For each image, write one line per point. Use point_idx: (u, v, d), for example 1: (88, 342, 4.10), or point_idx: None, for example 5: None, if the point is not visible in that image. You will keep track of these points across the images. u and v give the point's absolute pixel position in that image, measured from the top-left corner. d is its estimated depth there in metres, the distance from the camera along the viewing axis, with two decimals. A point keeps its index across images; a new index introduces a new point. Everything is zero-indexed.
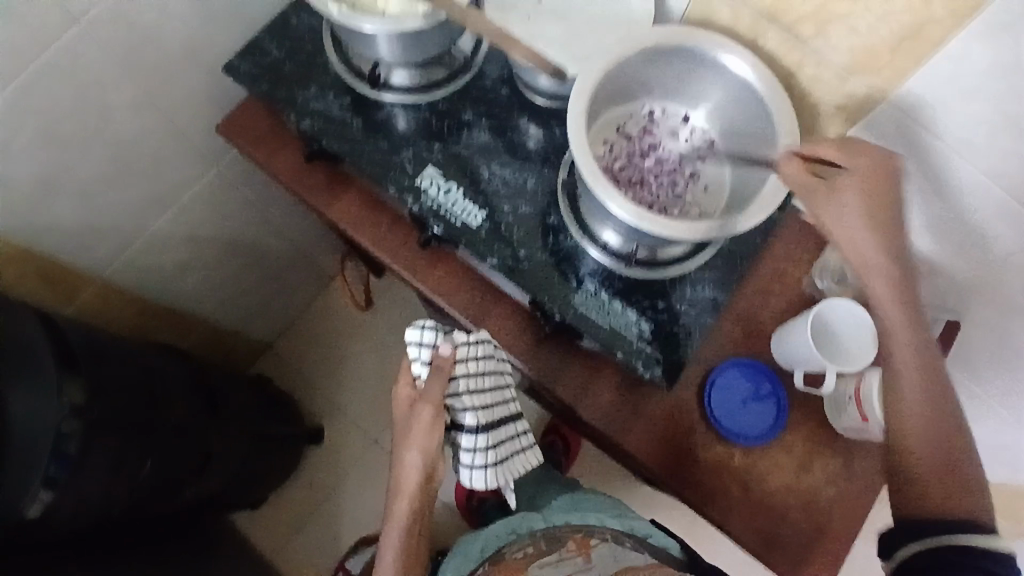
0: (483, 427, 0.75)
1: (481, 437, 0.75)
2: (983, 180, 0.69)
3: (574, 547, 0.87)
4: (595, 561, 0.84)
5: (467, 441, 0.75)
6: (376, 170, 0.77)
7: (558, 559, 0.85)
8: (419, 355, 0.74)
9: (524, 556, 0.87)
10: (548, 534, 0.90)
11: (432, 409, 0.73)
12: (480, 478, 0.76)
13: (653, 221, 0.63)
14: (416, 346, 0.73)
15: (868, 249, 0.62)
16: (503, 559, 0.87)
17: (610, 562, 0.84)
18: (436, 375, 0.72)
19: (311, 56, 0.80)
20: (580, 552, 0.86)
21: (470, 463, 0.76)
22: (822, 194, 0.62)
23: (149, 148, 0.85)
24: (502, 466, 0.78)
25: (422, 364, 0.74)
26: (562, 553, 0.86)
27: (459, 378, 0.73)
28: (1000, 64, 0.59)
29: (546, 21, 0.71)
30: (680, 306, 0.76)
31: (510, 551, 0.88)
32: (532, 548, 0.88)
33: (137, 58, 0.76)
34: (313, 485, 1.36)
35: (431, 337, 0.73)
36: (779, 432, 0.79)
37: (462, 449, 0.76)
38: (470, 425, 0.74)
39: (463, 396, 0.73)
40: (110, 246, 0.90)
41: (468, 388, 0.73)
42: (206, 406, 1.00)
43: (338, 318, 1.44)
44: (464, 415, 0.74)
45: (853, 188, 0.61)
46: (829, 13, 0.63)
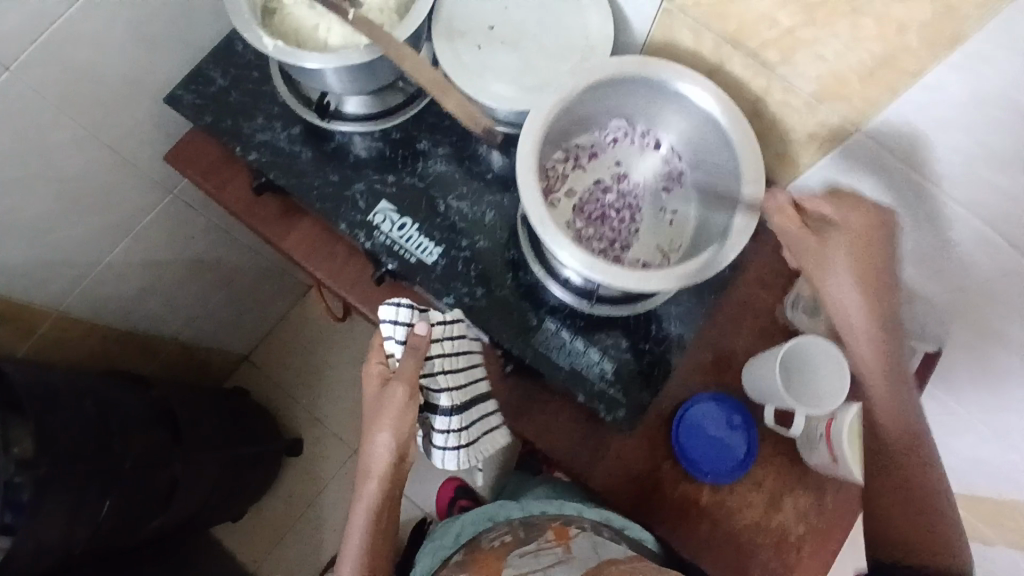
0: (457, 409, 0.69)
1: (454, 420, 0.68)
2: (967, 218, 0.63)
3: (552, 538, 0.73)
4: (576, 553, 0.70)
5: (440, 422, 0.69)
6: (326, 205, 0.75)
7: (537, 549, 0.72)
8: (393, 334, 0.66)
9: (500, 545, 0.75)
10: (527, 522, 0.79)
11: (406, 387, 0.64)
12: (452, 460, 0.70)
13: (605, 271, 0.60)
14: (391, 322, 0.66)
15: (856, 310, 0.64)
16: (477, 548, 0.76)
17: (591, 553, 0.70)
18: (410, 355, 0.64)
19: (258, 85, 0.78)
20: (559, 543, 0.72)
21: (442, 445, 0.70)
22: (823, 255, 0.63)
23: (97, 181, 0.83)
24: (474, 449, 0.71)
25: (397, 345, 0.67)
26: (540, 543, 0.73)
27: (434, 358, 0.67)
28: (978, 96, 0.53)
29: (496, 50, 0.68)
30: (646, 344, 0.73)
31: (486, 538, 0.78)
32: (508, 537, 0.76)
33: (76, 94, 0.73)
34: (293, 498, 1.34)
35: (407, 316, 0.66)
36: (749, 466, 0.76)
37: (435, 431, 0.69)
38: (443, 406, 0.68)
39: (437, 376, 0.67)
40: (65, 279, 0.88)
41: (443, 368, 0.68)
42: (170, 436, 0.98)
43: (317, 330, 1.42)
44: (438, 396, 0.68)
45: (842, 249, 0.63)
46: (796, 41, 0.60)
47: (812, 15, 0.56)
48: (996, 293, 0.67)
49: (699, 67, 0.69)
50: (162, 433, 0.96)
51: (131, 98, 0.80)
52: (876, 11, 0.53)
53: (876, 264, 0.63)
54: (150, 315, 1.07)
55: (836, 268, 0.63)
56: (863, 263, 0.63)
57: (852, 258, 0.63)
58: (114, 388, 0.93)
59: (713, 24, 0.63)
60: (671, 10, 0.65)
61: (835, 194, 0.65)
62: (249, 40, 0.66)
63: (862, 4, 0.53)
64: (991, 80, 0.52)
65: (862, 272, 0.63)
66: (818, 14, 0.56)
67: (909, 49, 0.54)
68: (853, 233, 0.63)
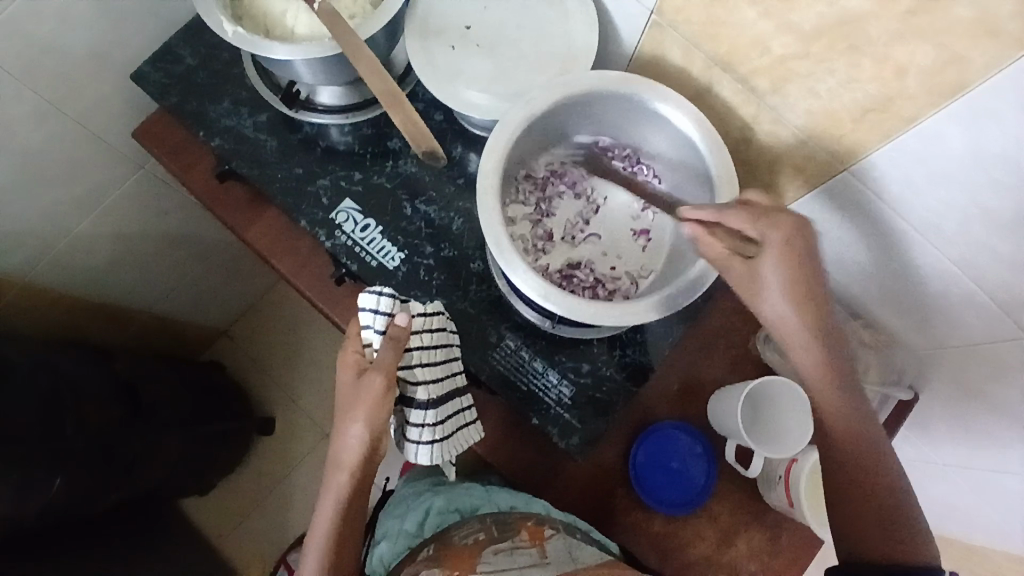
0: (434, 403, 0.63)
1: (430, 414, 0.63)
2: (952, 271, 0.59)
3: (526, 538, 0.62)
4: (552, 556, 0.59)
5: (415, 416, 0.63)
6: (288, 199, 0.72)
7: (512, 548, 0.60)
8: (372, 323, 0.60)
9: (473, 542, 0.63)
10: (499, 519, 0.68)
11: (385, 379, 0.58)
12: (425, 455, 0.64)
13: (559, 300, 0.58)
14: (370, 313, 0.59)
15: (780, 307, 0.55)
16: (446, 543, 0.64)
17: (568, 560, 0.59)
18: (389, 345, 0.58)
19: (227, 67, 0.76)
20: (533, 545, 0.61)
21: (415, 440, 0.64)
22: (749, 279, 0.55)
23: (60, 153, 0.80)
24: (449, 443, 0.66)
25: (375, 334, 0.60)
26: (514, 542, 0.62)
27: (413, 350, 0.61)
28: (978, 153, 0.49)
29: (471, 55, 0.66)
30: (608, 370, 0.70)
31: (457, 533, 0.66)
32: (483, 534, 0.65)
33: (37, 66, 0.70)
34: (263, 474, 1.35)
35: (387, 305, 0.60)
36: (707, 499, 0.73)
37: (408, 424, 0.64)
38: (419, 400, 0.62)
39: (415, 369, 0.62)
40: (29, 249, 0.85)
41: (421, 361, 0.62)
42: (129, 412, 0.96)
43: (296, 307, 1.41)
44: (414, 390, 0.62)
45: (778, 266, 0.54)
46: (788, 71, 0.56)
47: (807, 46, 0.53)
48: (979, 350, 0.64)
49: (687, 87, 0.66)
50: (121, 410, 0.94)
51: (96, 71, 0.76)
52: (876, 49, 0.49)
53: (810, 277, 0.55)
54: (124, 287, 1.06)
55: (767, 287, 0.55)
56: (797, 284, 0.54)
57: (784, 279, 0.55)
58: (77, 364, 0.91)
59: (703, 44, 0.60)
60: (661, 24, 0.62)
61: (753, 206, 0.56)
62: (212, 26, 0.63)
63: (859, 41, 0.50)
64: (994, 138, 0.47)
65: (797, 284, 0.55)
66: (813, 45, 0.52)
67: (907, 94, 0.50)
68: (779, 248, 0.54)
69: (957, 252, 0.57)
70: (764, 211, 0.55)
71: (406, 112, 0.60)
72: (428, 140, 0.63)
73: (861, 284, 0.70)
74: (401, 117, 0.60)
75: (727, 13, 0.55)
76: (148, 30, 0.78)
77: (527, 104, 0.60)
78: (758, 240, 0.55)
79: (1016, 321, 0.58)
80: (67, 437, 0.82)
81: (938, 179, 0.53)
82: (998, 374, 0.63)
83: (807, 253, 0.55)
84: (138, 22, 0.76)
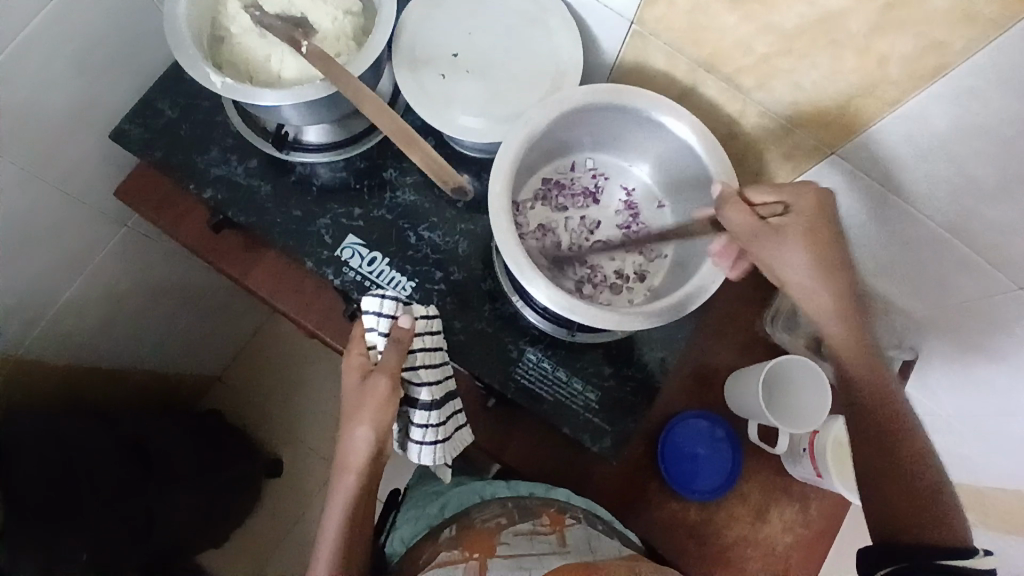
0: (437, 403, 0.63)
1: (434, 414, 0.63)
2: (943, 236, 0.62)
3: (546, 523, 0.62)
4: (571, 544, 0.58)
5: (419, 417, 0.63)
6: (291, 242, 0.72)
7: (531, 533, 0.60)
8: (376, 326, 0.61)
9: (495, 525, 0.62)
10: (521, 504, 0.66)
11: (390, 380, 0.58)
12: (428, 455, 0.64)
13: (584, 311, 0.59)
14: (374, 313, 0.61)
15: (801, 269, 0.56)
16: (467, 523, 0.63)
17: (586, 549, 0.58)
18: (393, 346, 0.59)
19: (209, 116, 0.75)
20: (553, 531, 0.61)
21: (418, 440, 0.64)
22: (768, 238, 0.56)
23: (43, 222, 0.78)
24: (449, 445, 0.66)
25: (379, 337, 0.61)
26: (534, 526, 0.61)
27: (416, 352, 0.62)
28: (960, 125, 0.52)
29: (463, 81, 0.68)
30: (630, 371, 0.72)
31: (479, 516, 0.64)
32: (504, 518, 0.63)
33: (14, 137, 0.68)
34: (277, 516, 1.32)
35: (391, 308, 0.61)
36: (735, 482, 0.75)
37: (412, 424, 0.64)
38: (423, 401, 0.63)
39: (419, 371, 0.62)
40: (19, 323, 0.82)
41: (425, 362, 0.63)
42: (141, 472, 0.94)
43: (289, 343, 1.39)
44: (417, 391, 0.62)
45: (797, 234, 0.56)
46: (772, 67, 0.58)
47: (790, 43, 0.55)
48: (974, 309, 0.67)
49: (672, 89, 0.68)
50: (134, 471, 0.92)
51: (73, 135, 0.75)
52: (858, 41, 0.52)
53: (835, 249, 0.56)
54: (117, 346, 1.03)
55: (789, 253, 0.56)
56: (818, 246, 0.55)
57: (804, 241, 0.55)
58: (83, 431, 0.89)
59: (686, 48, 0.62)
60: (642, 33, 0.63)
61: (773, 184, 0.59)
62: (196, 77, 0.61)
63: (843, 34, 0.52)
64: (978, 111, 0.50)
65: (823, 253, 0.55)
66: (796, 42, 0.55)
67: (890, 79, 0.53)
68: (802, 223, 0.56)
69: (948, 218, 0.60)
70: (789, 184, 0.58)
71: (423, 149, 0.60)
72: (455, 176, 0.62)
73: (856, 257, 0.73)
74: (420, 154, 0.60)
75: (708, 19, 0.57)
76: (120, 87, 0.77)
77: (525, 122, 0.61)
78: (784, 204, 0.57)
79: (1007, 277, 0.61)
80: (87, 506, 0.81)
81: (922, 152, 0.56)
82: (993, 326, 0.67)
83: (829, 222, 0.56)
84: (109, 80, 0.75)
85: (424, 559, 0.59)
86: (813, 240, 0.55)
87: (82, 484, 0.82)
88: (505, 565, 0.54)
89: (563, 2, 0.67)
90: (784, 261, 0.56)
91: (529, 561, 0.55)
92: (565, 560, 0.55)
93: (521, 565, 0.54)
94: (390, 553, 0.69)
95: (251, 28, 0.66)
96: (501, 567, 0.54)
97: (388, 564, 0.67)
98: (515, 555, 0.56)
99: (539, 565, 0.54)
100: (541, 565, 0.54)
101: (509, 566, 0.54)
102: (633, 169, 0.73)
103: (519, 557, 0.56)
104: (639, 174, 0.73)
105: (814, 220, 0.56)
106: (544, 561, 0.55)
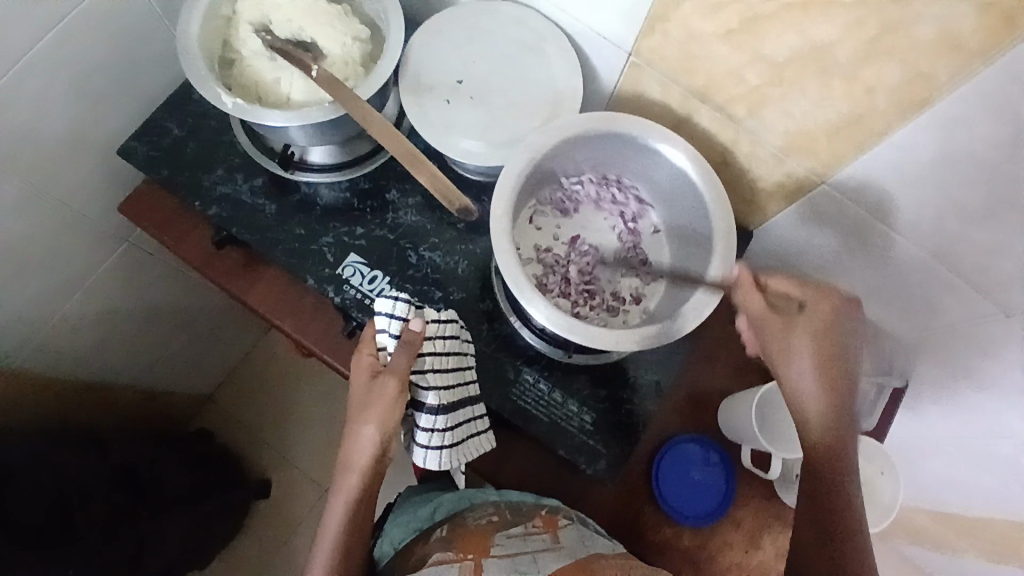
0: (445, 408, 0.63)
1: (440, 419, 0.63)
2: (931, 263, 0.64)
3: (539, 524, 0.62)
4: (564, 543, 0.59)
5: (424, 420, 0.63)
6: (292, 259, 0.73)
7: (525, 534, 0.60)
8: (387, 327, 0.60)
9: (487, 523, 0.62)
10: (513, 504, 0.66)
11: (398, 382, 0.59)
12: (433, 460, 0.64)
13: (581, 330, 0.61)
14: (386, 315, 0.60)
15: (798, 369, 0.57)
16: (459, 524, 0.62)
17: (579, 548, 0.59)
18: (403, 349, 0.59)
19: (215, 134, 0.76)
20: (545, 531, 0.61)
21: (424, 444, 0.64)
22: (781, 337, 0.58)
23: (45, 236, 0.78)
24: (458, 450, 0.65)
25: (390, 339, 0.61)
26: (526, 528, 0.61)
27: (425, 356, 0.62)
28: (947, 154, 0.54)
29: (466, 107, 0.70)
30: (624, 393, 0.73)
31: (471, 515, 0.64)
32: (496, 516, 0.63)
33: (22, 152, 0.69)
34: (263, 540, 1.30)
35: (404, 310, 0.60)
36: (729, 506, 0.75)
37: (418, 428, 0.64)
38: (431, 404, 0.62)
39: (427, 374, 0.62)
40: (15, 336, 0.82)
41: (434, 366, 0.62)
42: (133, 493, 0.93)
43: (283, 363, 1.39)
44: (425, 394, 0.62)
45: (805, 331, 0.57)
46: (764, 97, 0.61)
47: (780, 73, 0.58)
48: (962, 334, 0.68)
49: (666, 118, 0.71)
50: (125, 490, 0.91)
51: (80, 151, 0.76)
52: (846, 73, 0.54)
53: (835, 350, 0.57)
54: (111, 363, 1.03)
55: (793, 353, 0.57)
56: (823, 355, 0.57)
57: (807, 342, 0.57)
58: (74, 448, 0.88)
59: (681, 78, 0.64)
60: (639, 63, 0.66)
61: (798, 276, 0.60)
62: (207, 97, 0.63)
63: (831, 66, 0.54)
64: (961, 141, 0.53)
65: (823, 356, 0.57)
66: (786, 72, 0.57)
67: (877, 110, 0.55)
68: (814, 323, 0.57)
69: (937, 245, 0.62)
70: (819, 285, 0.59)
71: (430, 169, 0.62)
72: (460, 196, 0.62)
73: (847, 284, 0.75)
74: (427, 175, 0.62)
75: (702, 50, 0.60)
76: (128, 105, 0.78)
77: (526, 147, 0.64)
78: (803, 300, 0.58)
79: (994, 302, 0.63)
80: (77, 528, 0.81)
81: (911, 180, 0.58)
82: (981, 351, 0.69)
83: (842, 331, 0.57)
84: (117, 98, 0.76)
85: (416, 559, 0.58)
86: (818, 347, 0.57)
87: (74, 504, 0.81)
88: (501, 565, 0.54)
89: (562, 32, 0.70)
90: (783, 354, 0.58)
91: (524, 561, 0.54)
92: (560, 560, 0.55)
93: (517, 565, 0.54)
94: (380, 556, 0.66)
95: (262, 52, 0.68)
96: (496, 567, 0.54)
97: (378, 567, 0.65)
98: (511, 555, 0.56)
99: (535, 566, 0.54)
100: (538, 567, 0.53)
101: (505, 566, 0.54)
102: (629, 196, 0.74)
103: (515, 557, 0.55)
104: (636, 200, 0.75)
105: (822, 328, 0.57)
106: (540, 561, 0.55)
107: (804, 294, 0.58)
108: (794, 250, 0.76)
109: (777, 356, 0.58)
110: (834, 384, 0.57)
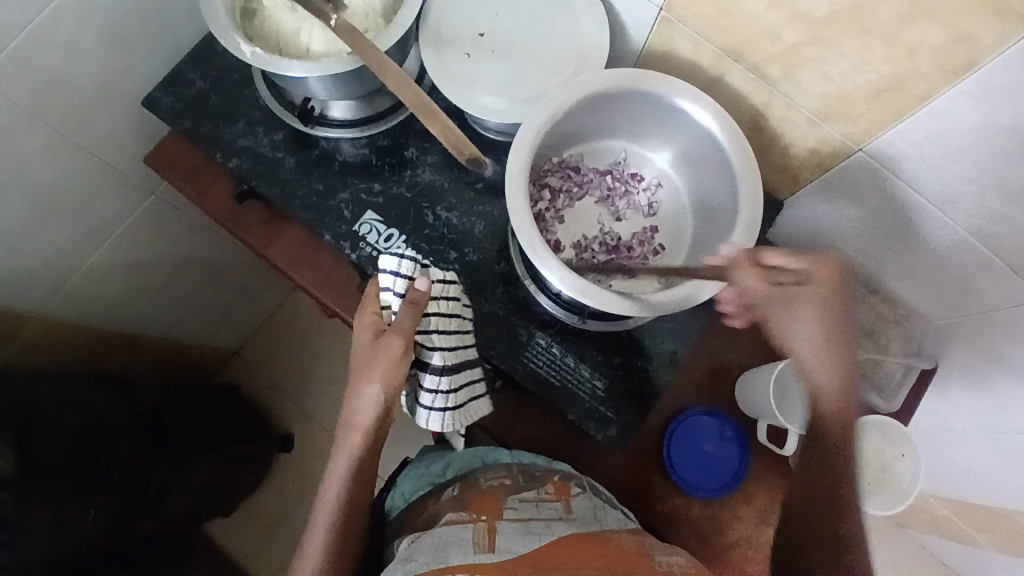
0: (449, 369, 0.63)
1: (445, 379, 0.63)
2: (966, 239, 0.61)
3: (551, 491, 0.60)
4: (576, 513, 0.56)
5: (429, 381, 0.63)
6: (310, 215, 0.73)
7: (537, 500, 0.58)
8: (392, 285, 0.60)
9: (500, 486, 0.60)
10: (526, 468, 0.65)
11: (403, 341, 0.58)
12: (436, 421, 0.64)
13: (595, 295, 0.59)
14: (390, 273, 0.60)
15: (806, 330, 0.54)
16: (471, 485, 0.61)
17: (592, 519, 0.56)
18: (409, 308, 0.58)
19: (238, 87, 0.76)
20: (557, 498, 0.59)
21: (428, 406, 0.64)
22: (782, 311, 0.55)
23: (74, 185, 0.80)
24: (461, 412, 0.65)
25: (394, 297, 0.61)
26: (539, 493, 0.59)
27: (431, 316, 0.62)
28: (994, 124, 0.51)
29: (487, 61, 0.69)
30: (638, 362, 0.71)
31: (483, 477, 0.63)
32: (509, 481, 0.61)
33: (48, 101, 0.70)
34: (285, 491, 1.34)
35: (409, 268, 0.60)
36: (742, 480, 0.73)
37: (422, 389, 0.64)
38: (435, 365, 0.62)
39: (432, 335, 0.62)
40: (47, 285, 0.85)
41: (439, 326, 0.62)
42: (156, 438, 0.96)
43: (306, 321, 1.41)
44: (429, 354, 0.62)
45: (810, 304, 0.54)
46: (800, 57, 0.58)
47: (818, 32, 0.54)
48: (1001, 317, 0.65)
49: (697, 78, 0.68)
50: (148, 437, 0.94)
51: (107, 101, 0.76)
52: (887, 31, 0.51)
53: (844, 324, 0.54)
54: (139, 314, 1.05)
55: (800, 324, 0.55)
56: (828, 326, 0.54)
57: (816, 312, 0.54)
58: (103, 397, 0.91)
59: (713, 36, 0.61)
60: (670, 19, 0.63)
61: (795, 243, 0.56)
62: (226, 47, 0.62)
63: (870, 24, 0.51)
64: (1005, 110, 0.49)
65: (830, 336, 0.54)
66: (825, 31, 0.54)
67: (920, 72, 0.52)
68: (823, 290, 0.54)
69: (977, 220, 0.58)
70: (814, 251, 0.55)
71: (443, 120, 0.62)
72: (470, 146, 0.63)
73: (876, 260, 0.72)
74: (439, 125, 0.62)
75: (736, 5, 0.56)
76: (155, 58, 0.78)
77: (547, 104, 0.62)
78: (804, 270, 0.55)
79: None
80: (102, 470, 0.83)
81: (953, 150, 0.55)
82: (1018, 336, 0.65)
83: (844, 302, 0.54)
84: (144, 49, 0.76)
85: (427, 517, 0.58)
86: (826, 314, 0.54)
87: (99, 448, 0.84)
88: (514, 528, 0.51)
89: None
90: (787, 321, 0.55)
91: (538, 526, 0.52)
92: (573, 529, 0.53)
93: (531, 529, 0.51)
94: (390, 508, 0.68)
95: (283, 2, 0.67)
96: (509, 528, 0.52)
97: (387, 518, 0.67)
98: (523, 521, 0.53)
99: (547, 530, 0.52)
100: (550, 531, 0.51)
101: (518, 529, 0.51)
102: (652, 158, 0.74)
103: (527, 521, 0.53)
104: (656, 162, 0.74)
105: (825, 298, 0.54)
106: (552, 527, 0.53)
107: (806, 264, 0.55)
108: (821, 222, 0.73)
109: (784, 326, 0.55)
110: (842, 357, 0.55)
